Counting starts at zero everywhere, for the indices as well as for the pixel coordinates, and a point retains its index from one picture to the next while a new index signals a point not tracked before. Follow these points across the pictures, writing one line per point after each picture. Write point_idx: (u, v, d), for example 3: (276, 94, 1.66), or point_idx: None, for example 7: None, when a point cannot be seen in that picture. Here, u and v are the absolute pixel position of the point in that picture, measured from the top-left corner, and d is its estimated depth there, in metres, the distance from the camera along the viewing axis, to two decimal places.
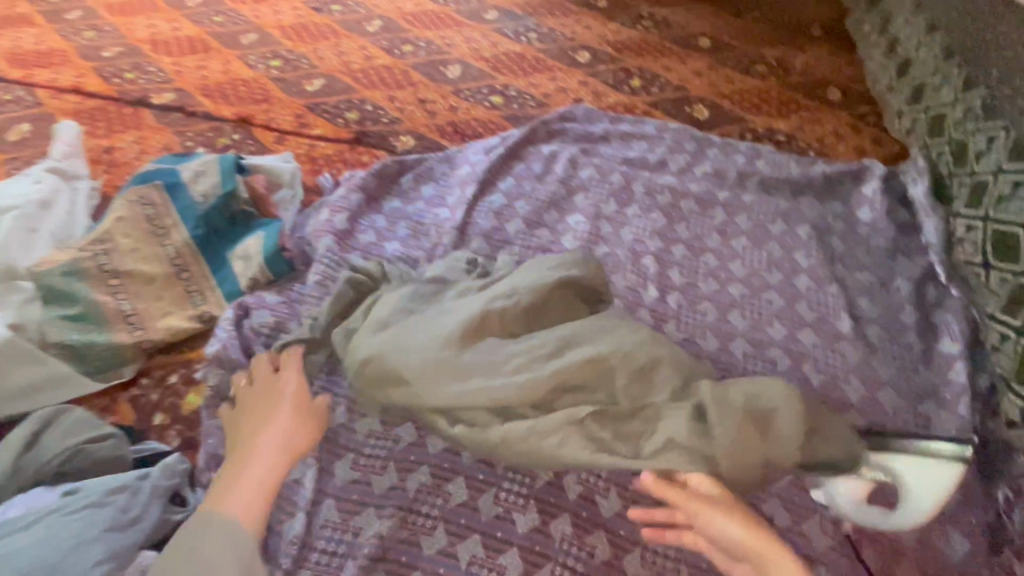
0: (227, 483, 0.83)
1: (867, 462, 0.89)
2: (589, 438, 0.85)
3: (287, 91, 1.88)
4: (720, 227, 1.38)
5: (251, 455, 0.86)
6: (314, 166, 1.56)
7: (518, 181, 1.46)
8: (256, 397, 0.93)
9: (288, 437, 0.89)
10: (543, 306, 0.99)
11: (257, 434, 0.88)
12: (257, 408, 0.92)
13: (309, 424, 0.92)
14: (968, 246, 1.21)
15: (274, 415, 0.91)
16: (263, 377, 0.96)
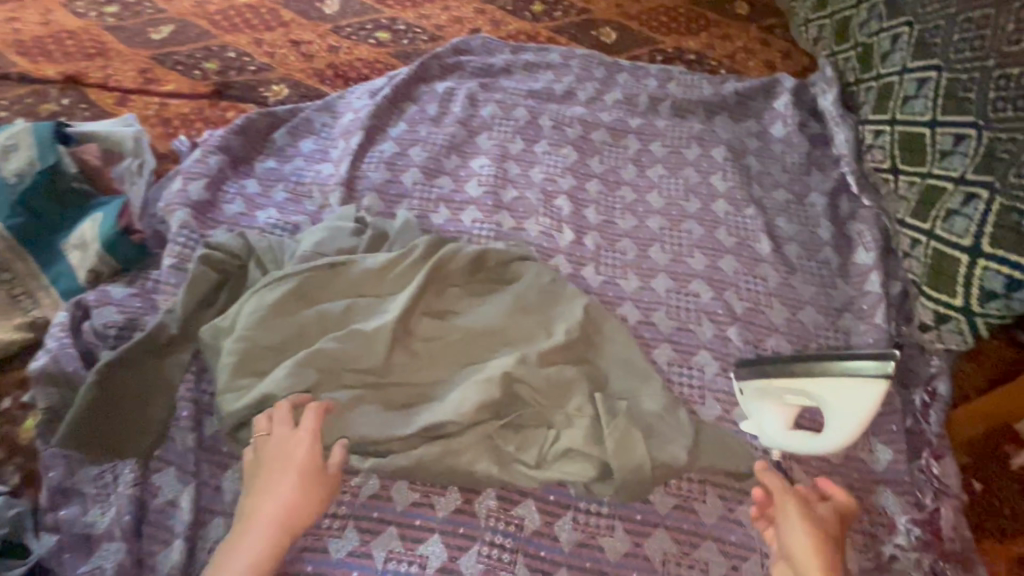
0: (221, 559, 0.68)
1: (785, 387, 0.79)
2: (500, 458, 0.83)
3: (127, 40, 1.56)
4: (635, 157, 1.28)
5: (252, 522, 0.71)
6: (167, 130, 1.32)
7: (412, 125, 1.29)
8: (273, 453, 0.75)
9: (290, 511, 0.72)
10: (441, 298, 0.93)
11: (262, 498, 0.72)
12: (273, 466, 0.75)
13: (315, 496, 0.74)
14: (877, 153, 1.18)
15: (280, 478, 0.73)
16: (282, 423, 0.78)
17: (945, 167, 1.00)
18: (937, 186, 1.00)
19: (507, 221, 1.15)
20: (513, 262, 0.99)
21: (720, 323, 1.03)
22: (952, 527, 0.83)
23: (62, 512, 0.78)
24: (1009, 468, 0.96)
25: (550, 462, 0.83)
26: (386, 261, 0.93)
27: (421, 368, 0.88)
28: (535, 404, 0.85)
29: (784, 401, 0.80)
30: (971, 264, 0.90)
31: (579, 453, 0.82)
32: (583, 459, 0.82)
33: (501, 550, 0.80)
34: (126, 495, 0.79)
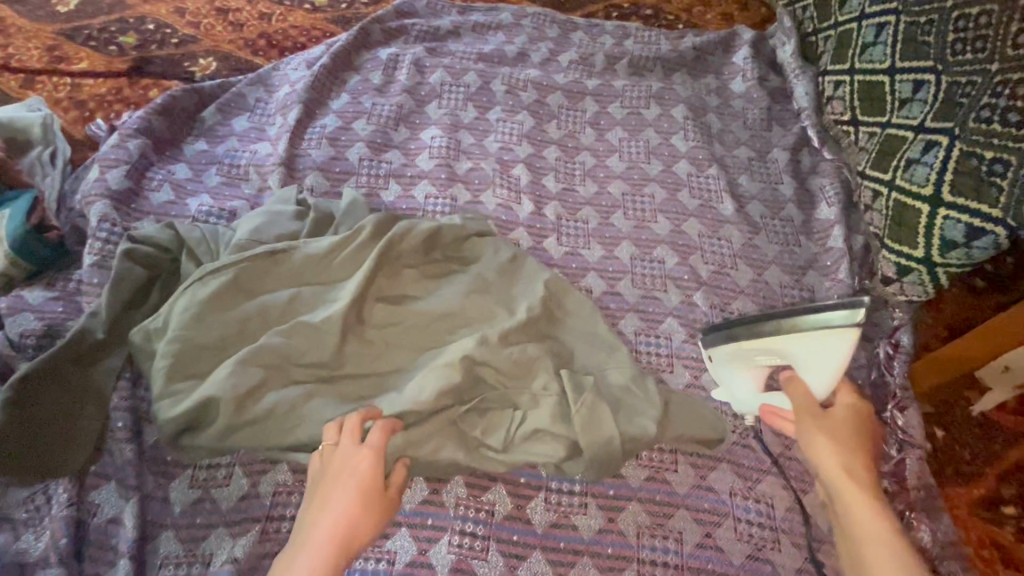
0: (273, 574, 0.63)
1: (757, 349, 0.76)
2: (465, 444, 0.80)
3: (28, 13, 1.39)
4: (593, 120, 1.23)
5: (311, 533, 0.65)
6: (81, 114, 1.20)
7: (354, 96, 1.20)
8: (336, 466, 0.70)
9: (350, 526, 0.66)
10: (394, 280, 0.88)
11: (323, 510, 0.67)
12: (333, 480, 0.69)
13: (376, 515, 0.69)
14: (837, 104, 1.15)
15: (340, 494, 0.68)
16: (347, 434, 0.73)
17: (905, 116, 0.98)
18: (897, 135, 0.98)
19: (462, 194, 1.09)
20: (468, 239, 0.94)
21: (686, 288, 1.00)
22: (918, 476, 0.84)
23: None
24: (971, 416, 0.98)
25: (518, 444, 0.80)
26: (332, 244, 0.86)
27: (376, 357, 0.83)
28: (499, 385, 0.82)
29: (756, 362, 0.78)
30: (932, 214, 0.89)
31: (547, 431, 0.79)
32: (551, 438, 0.79)
33: (473, 538, 0.78)
34: (60, 517, 0.72)
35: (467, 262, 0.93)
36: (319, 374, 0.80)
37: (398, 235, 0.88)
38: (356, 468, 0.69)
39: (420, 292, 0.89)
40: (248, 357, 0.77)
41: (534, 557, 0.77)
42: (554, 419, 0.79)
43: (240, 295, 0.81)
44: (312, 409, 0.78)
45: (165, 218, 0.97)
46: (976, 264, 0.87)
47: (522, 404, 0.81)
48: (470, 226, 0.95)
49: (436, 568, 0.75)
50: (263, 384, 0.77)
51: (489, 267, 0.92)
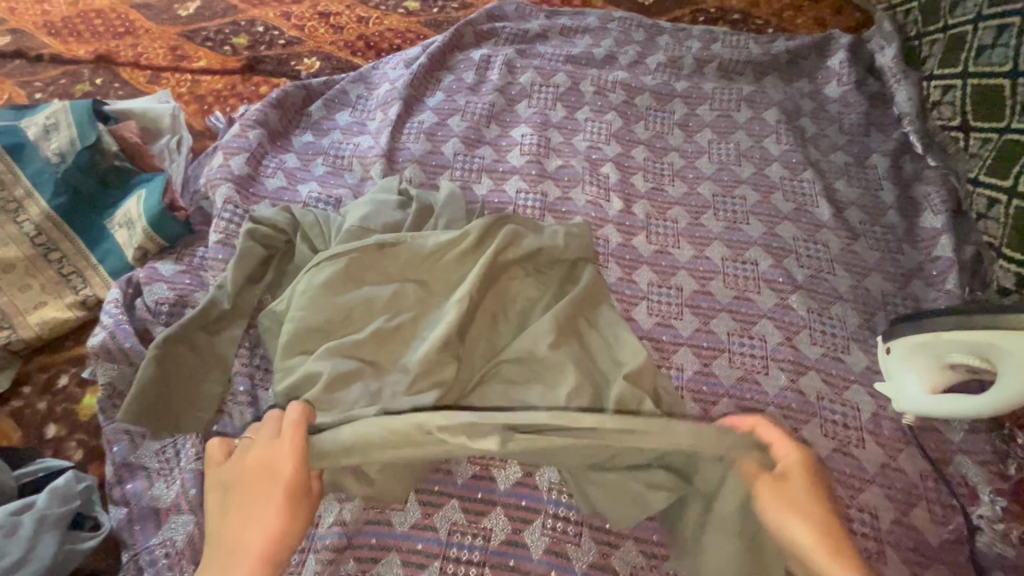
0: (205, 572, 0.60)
1: (951, 345, 0.77)
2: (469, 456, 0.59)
3: (154, 18, 1.54)
4: (682, 122, 1.23)
5: (233, 556, 0.60)
6: (200, 106, 1.30)
7: (449, 94, 1.25)
8: (252, 466, 0.62)
9: (266, 537, 0.61)
10: (490, 288, 0.88)
11: (243, 531, 0.61)
12: (252, 481, 0.62)
13: (270, 511, 0.61)
14: (945, 110, 1.12)
15: (257, 495, 0.61)
16: (268, 429, 0.64)
17: None
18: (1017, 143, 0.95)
19: (552, 191, 1.11)
20: (569, 269, 0.93)
21: (781, 291, 0.98)
22: None
23: (128, 486, 0.78)
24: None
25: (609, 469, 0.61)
26: (448, 245, 0.88)
27: (465, 367, 0.83)
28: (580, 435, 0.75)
29: (942, 362, 0.79)
30: None
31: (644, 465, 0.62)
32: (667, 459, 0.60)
33: (566, 522, 0.78)
34: (190, 468, 0.78)
35: (564, 281, 0.92)
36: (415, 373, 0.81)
37: (503, 242, 0.89)
38: (266, 466, 0.62)
39: (518, 300, 0.90)
40: (350, 347, 0.81)
41: (628, 546, 0.77)
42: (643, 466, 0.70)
43: (355, 286, 0.86)
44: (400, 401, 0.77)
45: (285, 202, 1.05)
46: None
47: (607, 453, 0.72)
48: (572, 247, 0.93)
49: (531, 549, 0.76)
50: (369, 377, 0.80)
51: (584, 283, 0.90)
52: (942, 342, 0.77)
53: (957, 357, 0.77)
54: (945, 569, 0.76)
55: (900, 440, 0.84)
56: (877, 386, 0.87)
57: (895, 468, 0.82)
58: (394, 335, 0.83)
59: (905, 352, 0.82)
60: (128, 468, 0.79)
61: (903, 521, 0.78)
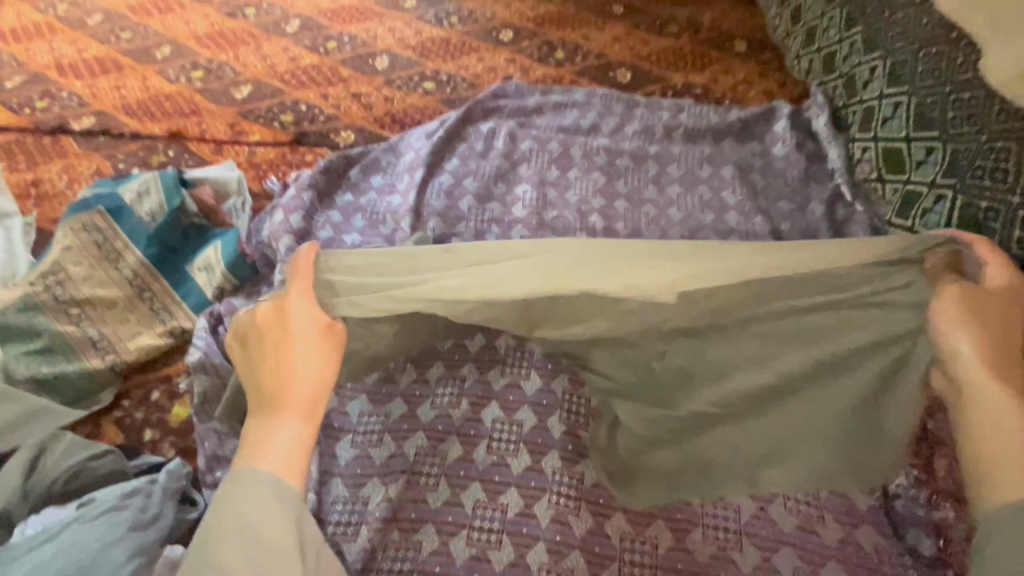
0: (263, 425, 0.74)
1: None
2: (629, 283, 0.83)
3: (215, 100, 1.86)
4: (655, 178, 1.50)
5: (284, 401, 0.75)
6: (257, 173, 1.57)
7: (463, 160, 1.52)
8: (279, 325, 0.79)
9: (310, 388, 0.76)
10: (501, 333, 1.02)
11: (286, 377, 0.76)
12: (281, 341, 0.78)
13: (303, 356, 0.77)
14: (865, 166, 1.40)
15: (294, 352, 0.77)
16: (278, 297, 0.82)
17: (919, 175, 1.18)
18: (911, 190, 1.19)
19: (550, 236, 1.36)
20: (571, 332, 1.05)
21: None
22: None
23: (217, 474, 0.98)
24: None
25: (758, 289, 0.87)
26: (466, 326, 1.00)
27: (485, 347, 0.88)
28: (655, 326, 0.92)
29: None
30: None
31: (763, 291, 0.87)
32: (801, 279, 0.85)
33: (567, 498, 0.97)
34: None
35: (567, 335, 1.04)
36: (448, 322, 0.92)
37: None
38: (289, 326, 0.79)
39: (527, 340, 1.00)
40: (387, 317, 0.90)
41: (617, 517, 0.96)
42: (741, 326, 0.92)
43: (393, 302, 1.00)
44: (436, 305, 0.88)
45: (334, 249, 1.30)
46: None
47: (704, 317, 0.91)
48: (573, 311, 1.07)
49: (540, 518, 0.95)
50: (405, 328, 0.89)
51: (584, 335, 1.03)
52: None
53: None
54: (873, 528, 0.95)
55: None
56: None
57: None
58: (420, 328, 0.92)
59: None
60: (216, 460, 0.99)
61: (839, 491, 0.97)
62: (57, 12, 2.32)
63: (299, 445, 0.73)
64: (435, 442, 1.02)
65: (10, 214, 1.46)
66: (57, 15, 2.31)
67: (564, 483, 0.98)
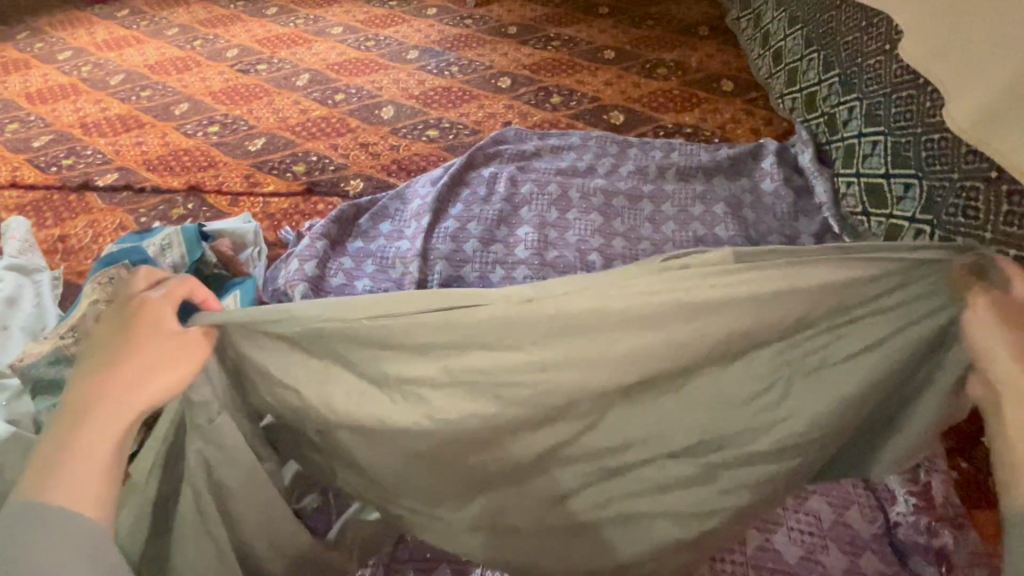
0: (69, 425, 0.63)
1: None
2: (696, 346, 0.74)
3: (230, 153, 1.96)
4: (650, 216, 1.57)
5: (109, 405, 0.64)
6: (272, 222, 1.65)
7: (467, 205, 1.60)
8: (141, 313, 0.69)
9: (117, 400, 0.65)
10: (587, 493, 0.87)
11: (121, 375, 0.65)
12: (135, 327, 0.68)
13: (153, 354, 0.67)
14: (851, 200, 1.47)
15: (141, 345, 0.67)
16: (142, 285, 0.73)
17: (900, 210, 1.24)
18: (896, 224, 1.24)
19: (552, 275, 1.42)
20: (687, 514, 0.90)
21: None
22: (942, 496, 1.00)
23: None
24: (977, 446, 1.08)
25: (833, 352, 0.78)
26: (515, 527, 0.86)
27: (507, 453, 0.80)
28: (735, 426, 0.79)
29: None
30: None
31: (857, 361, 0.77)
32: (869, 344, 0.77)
33: None
34: None
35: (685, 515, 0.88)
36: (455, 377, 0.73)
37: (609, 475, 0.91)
38: (149, 313, 0.69)
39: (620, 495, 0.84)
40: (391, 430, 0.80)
41: None
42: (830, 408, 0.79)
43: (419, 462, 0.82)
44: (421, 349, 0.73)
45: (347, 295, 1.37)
46: None
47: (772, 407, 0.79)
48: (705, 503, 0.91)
49: None
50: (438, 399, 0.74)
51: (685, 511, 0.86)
52: None
53: None
54: (875, 557, 0.96)
55: None
56: None
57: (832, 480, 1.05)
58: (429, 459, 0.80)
59: None
60: None
61: (840, 521, 0.99)
62: (82, 74, 2.47)
63: (99, 458, 0.62)
64: None
65: (41, 268, 1.51)
66: (81, 76, 2.46)
67: None
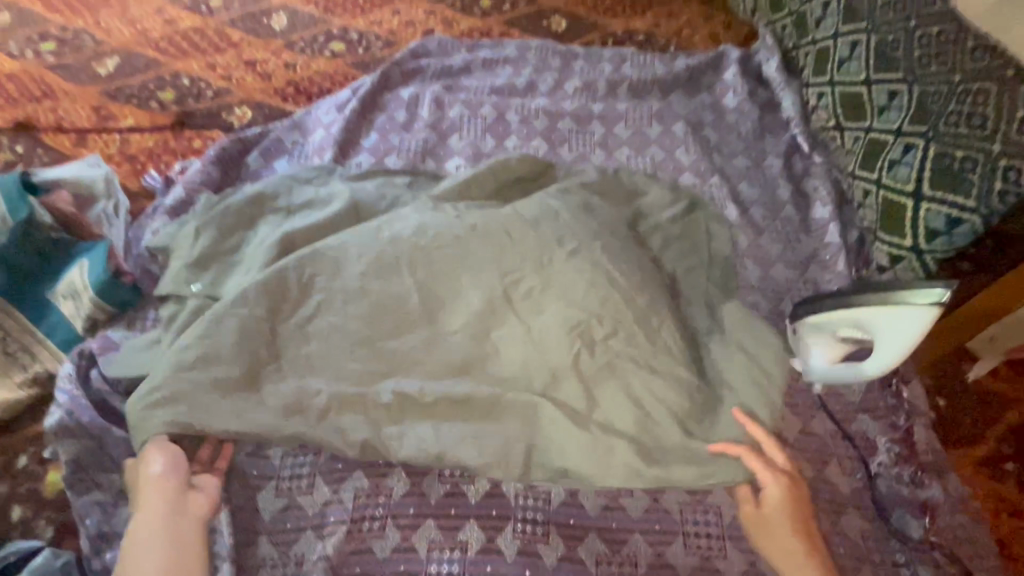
0: (135, 542, 0.73)
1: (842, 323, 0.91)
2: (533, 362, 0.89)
3: (71, 77, 1.53)
4: (601, 141, 1.34)
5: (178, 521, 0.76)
6: (134, 168, 1.30)
7: (383, 134, 1.31)
8: (153, 498, 0.77)
9: (176, 526, 0.75)
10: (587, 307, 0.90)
11: (163, 529, 0.74)
12: (154, 503, 0.76)
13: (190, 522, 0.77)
14: (822, 112, 1.29)
15: (163, 506, 0.76)
16: (158, 489, 0.77)
17: (883, 122, 1.09)
18: (878, 139, 1.09)
19: None
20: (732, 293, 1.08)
21: None
22: (925, 442, 0.93)
23: (106, 556, 0.79)
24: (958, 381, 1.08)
25: (647, 411, 0.88)
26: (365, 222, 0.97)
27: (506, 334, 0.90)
28: (480, 302, 0.91)
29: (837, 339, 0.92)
30: (917, 206, 0.99)
31: (713, 409, 0.91)
32: (653, 438, 0.87)
33: (534, 524, 0.86)
34: None
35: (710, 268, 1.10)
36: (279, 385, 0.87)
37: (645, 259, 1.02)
38: (164, 492, 0.77)
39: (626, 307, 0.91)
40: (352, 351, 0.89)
41: (590, 538, 0.85)
42: (654, 349, 0.90)
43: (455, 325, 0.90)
44: (218, 403, 0.83)
45: (237, 233, 1.03)
46: (958, 249, 0.97)
47: (601, 357, 0.89)
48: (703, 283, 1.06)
49: (505, 553, 0.83)
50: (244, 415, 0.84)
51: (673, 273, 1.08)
52: (843, 319, 0.90)
53: (847, 331, 0.91)
54: (858, 513, 0.87)
55: (812, 406, 0.97)
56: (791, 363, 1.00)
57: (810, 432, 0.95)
58: (405, 324, 0.91)
59: (805, 323, 0.96)
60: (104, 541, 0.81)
61: (820, 476, 0.90)
62: None
63: (178, 530, 0.75)
64: (376, 484, 0.88)
65: None
66: None
67: (530, 507, 0.87)
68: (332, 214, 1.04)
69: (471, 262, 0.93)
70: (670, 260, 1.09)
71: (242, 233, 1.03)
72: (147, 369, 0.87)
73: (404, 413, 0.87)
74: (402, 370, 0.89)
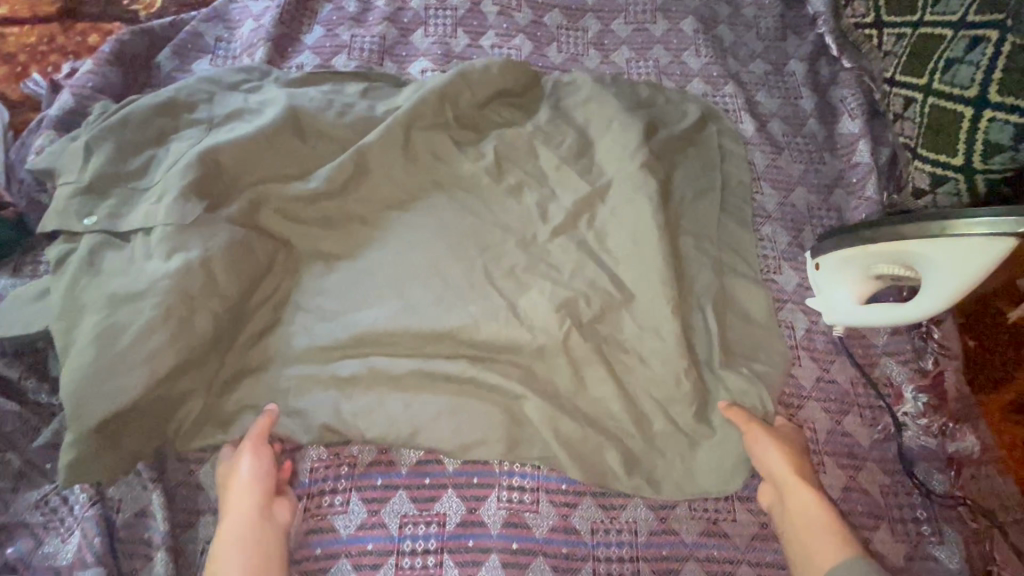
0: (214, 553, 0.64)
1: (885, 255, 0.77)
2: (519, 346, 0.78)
3: None
4: (596, 40, 1.12)
5: (258, 532, 0.65)
6: (13, 71, 1.03)
7: (329, 28, 1.06)
8: (236, 495, 0.67)
9: (261, 542, 0.65)
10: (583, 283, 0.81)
11: (239, 539, 0.64)
12: (233, 508, 0.67)
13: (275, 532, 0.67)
14: (857, 5, 1.02)
15: (244, 512, 0.66)
16: (240, 491, 0.67)
17: (940, 12, 0.86)
18: (933, 35, 0.87)
19: None
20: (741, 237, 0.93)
21: None
22: (954, 387, 0.84)
23: (8, 550, 0.66)
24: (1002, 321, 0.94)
25: (636, 397, 0.78)
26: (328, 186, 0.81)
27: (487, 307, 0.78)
28: (469, 271, 0.80)
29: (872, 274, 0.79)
30: (976, 117, 0.80)
31: (739, 380, 0.79)
32: (648, 420, 0.78)
33: (521, 492, 0.75)
34: (87, 516, 0.68)
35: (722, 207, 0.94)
36: (222, 375, 0.74)
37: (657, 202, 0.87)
38: (247, 494, 0.67)
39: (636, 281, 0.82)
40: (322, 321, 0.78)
41: (586, 504, 0.76)
42: (644, 332, 0.80)
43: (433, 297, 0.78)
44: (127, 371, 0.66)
45: (145, 151, 0.81)
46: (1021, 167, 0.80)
47: (597, 337, 0.79)
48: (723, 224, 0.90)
49: (489, 525, 0.73)
50: (190, 396, 0.71)
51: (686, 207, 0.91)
52: (889, 251, 0.77)
53: (887, 265, 0.78)
54: (877, 468, 0.79)
55: (831, 352, 0.86)
56: (811, 302, 0.87)
57: (829, 380, 0.84)
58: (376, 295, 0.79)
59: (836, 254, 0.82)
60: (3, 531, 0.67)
61: (838, 429, 0.81)
62: None
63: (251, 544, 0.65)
64: (335, 453, 0.76)
65: None
66: None
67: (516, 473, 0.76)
68: (267, 126, 0.82)
69: (451, 239, 0.83)
70: (679, 184, 0.92)
71: (151, 152, 0.81)
72: (61, 319, 0.68)
73: (367, 387, 0.75)
74: (369, 344, 0.77)
